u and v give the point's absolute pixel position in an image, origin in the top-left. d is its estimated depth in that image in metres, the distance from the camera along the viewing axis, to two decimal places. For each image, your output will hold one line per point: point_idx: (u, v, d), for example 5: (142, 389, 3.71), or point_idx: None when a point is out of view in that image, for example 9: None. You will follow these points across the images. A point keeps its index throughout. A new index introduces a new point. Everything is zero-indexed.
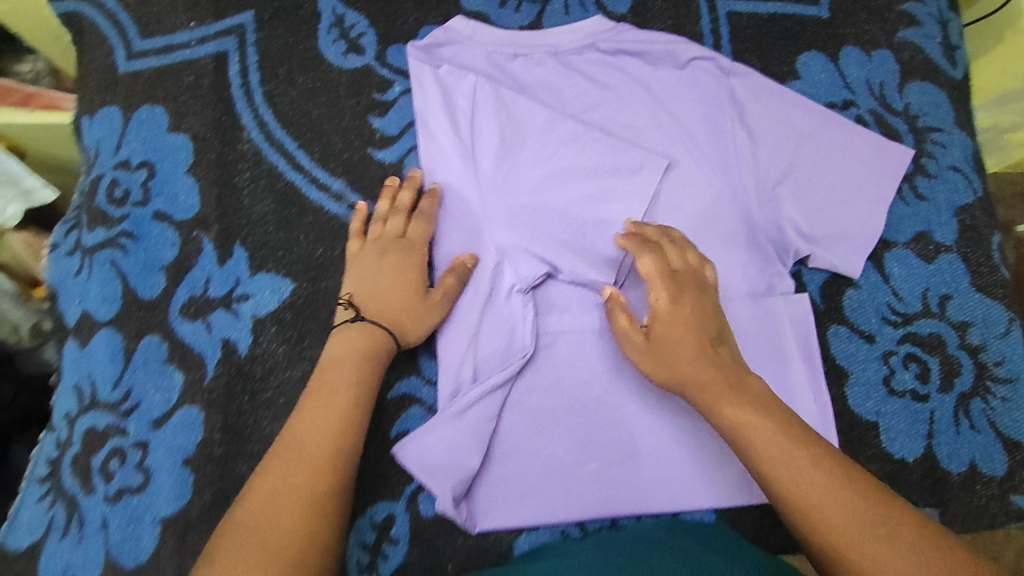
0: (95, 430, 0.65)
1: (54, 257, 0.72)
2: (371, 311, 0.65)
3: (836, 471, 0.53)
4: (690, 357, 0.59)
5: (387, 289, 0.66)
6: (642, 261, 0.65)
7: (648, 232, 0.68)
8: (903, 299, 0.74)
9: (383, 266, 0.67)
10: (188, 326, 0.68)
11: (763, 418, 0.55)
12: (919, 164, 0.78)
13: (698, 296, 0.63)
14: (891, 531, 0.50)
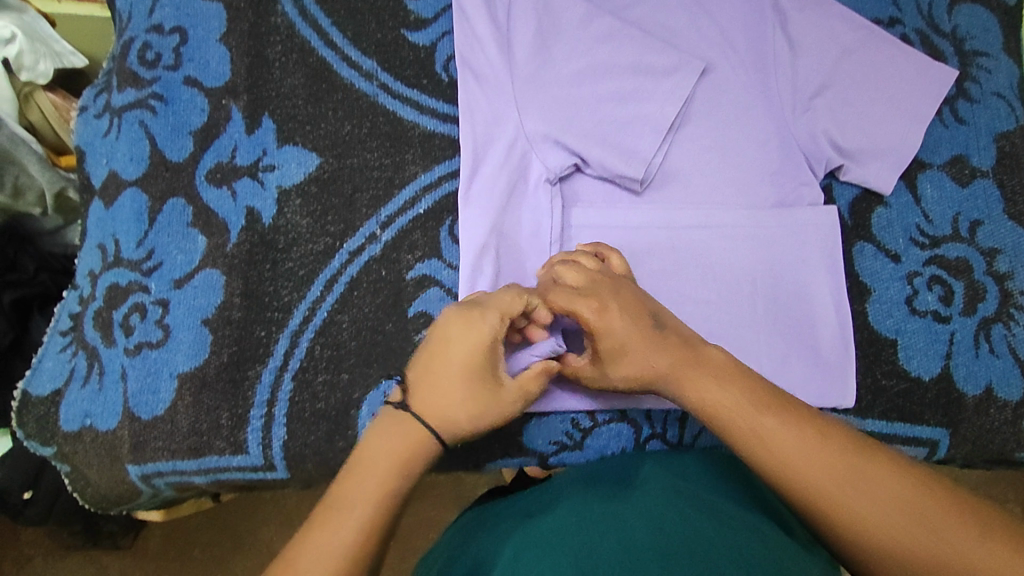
0: (117, 286, 0.65)
1: (83, 119, 0.72)
2: (419, 403, 0.53)
3: (810, 429, 0.50)
4: (643, 362, 0.56)
5: (446, 380, 0.54)
6: (551, 300, 0.58)
7: (556, 258, 0.64)
8: (933, 221, 0.73)
9: (451, 348, 0.55)
10: (213, 192, 0.68)
11: (724, 388, 0.54)
12: (962, 88, 0.76)
13: (621, 300, 0.57)
14: (871, 481, 0.47)
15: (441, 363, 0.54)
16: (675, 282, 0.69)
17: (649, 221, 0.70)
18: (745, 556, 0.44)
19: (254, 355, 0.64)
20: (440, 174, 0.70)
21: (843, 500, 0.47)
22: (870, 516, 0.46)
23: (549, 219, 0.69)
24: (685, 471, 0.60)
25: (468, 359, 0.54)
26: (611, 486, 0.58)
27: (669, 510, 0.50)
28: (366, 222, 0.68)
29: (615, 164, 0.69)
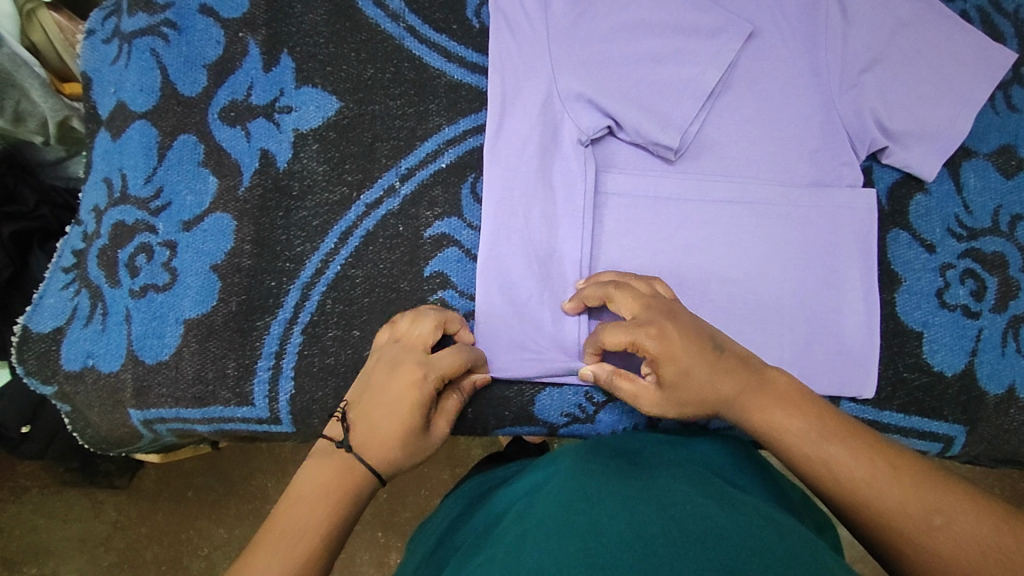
0: (123, 225, 0.63)
1: (89, 43, 0.68)
2: (358, 436, 0.54)
3: (880, 458, 0.50)
4: (705, 387, 0.53)
5: (376, 419, 0.54)
6: (617, 337, 0.55)
7: (602, 277, 0.61)
8: (973, 212, 0.70)
9: (390, 382, 0.55)
10: (227, 131, 0.64)
11: (791, 416, 0.53)
12: (1019, 73, 0.73)
13: (678, 324, 0.54)
14: (950, 514, 0.46)
15: (375, 399, 0.55)
16: (701, 257, 0.67)
17: (679, 193, 0.67)
18: (764, 545, 0.41)
19: (263, 306, 0.62)
20: (465, 128, 0.67)
21: (919, 532, 0.46)
22: (951, 552, 0.45)
23: (583, 182, 0.65)
24: (707, 457, 0.58)
25: (401, 397, 0.54)
26: (635, 457, 0.57)
27: (682, 496, 0.46)
28: (386, 173, 0.65)
29: (650, 129, 0.66)
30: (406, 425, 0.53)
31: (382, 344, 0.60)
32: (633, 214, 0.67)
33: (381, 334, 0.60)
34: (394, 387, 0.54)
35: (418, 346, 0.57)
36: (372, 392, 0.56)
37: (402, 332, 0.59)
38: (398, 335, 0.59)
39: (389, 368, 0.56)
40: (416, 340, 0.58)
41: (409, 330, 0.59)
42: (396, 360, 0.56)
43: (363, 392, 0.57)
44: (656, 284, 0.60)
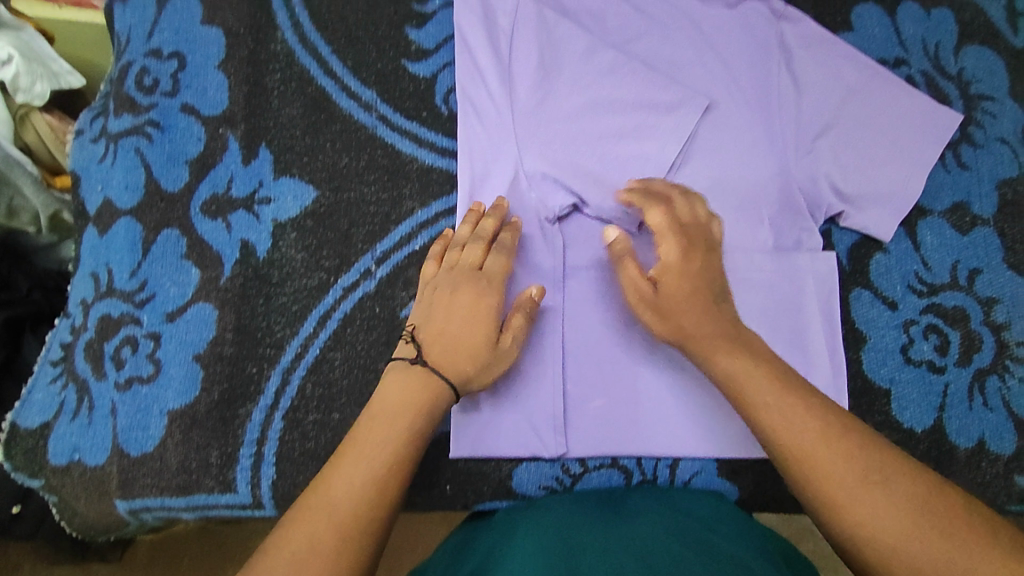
0: (109, 317, 0.65)
1: (79, 142, 0.71)
2: (433, 353, 0.58)
3: (832, 418, 0.52)
4: (703, 313, 0.58)
5: (451, 329, 0.59)
6: (651, 218, 0.63)
7: (658, 182, 0.66)
8: (932, 268, 0.72)
9: (455, 302, 0.60)
10: (208, 224, 0.67)
11: (756, 367, 0.55)
12: (966, 132, 0.75)
13: (705, 255, 0.62)
14: (884, 476, 0.49)
15: (441, 316, 0.60)
16: None
17: (646, 263, 0.70)
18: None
19: (245, 392, 0.64)
20: (436, 210, 0.70)
21: (851, 494, 0.48)
22: (878, 514, 0.47)
23: (551, 259, 0.69)
24: (687, 509, 0.59)
25: (472, 309, 0.60)
26: (617, 507, 0.59)
27: (656, 543, 0.49)
28: (362, 257, 0.68)
29: (613, 206, 0.69)
30: (484, 330, 0.59)
31: (430, 275, 0.64)
32: (604, 286, 0.69)
33: (428, 265, 0.65)
34: (464, 299, 0.60)
35: (471, 266, 0.63)
36: (437, 315, 0.60)
37: (451, 254, 0.64)
38: (446, 263, 0.64)
39: (449, 289, 0.61)
40: (468, 261, 0.63)
41: (455, 255, 0.64)
42: (453, 283, 0.61)
43: (427, 315, 0.61)
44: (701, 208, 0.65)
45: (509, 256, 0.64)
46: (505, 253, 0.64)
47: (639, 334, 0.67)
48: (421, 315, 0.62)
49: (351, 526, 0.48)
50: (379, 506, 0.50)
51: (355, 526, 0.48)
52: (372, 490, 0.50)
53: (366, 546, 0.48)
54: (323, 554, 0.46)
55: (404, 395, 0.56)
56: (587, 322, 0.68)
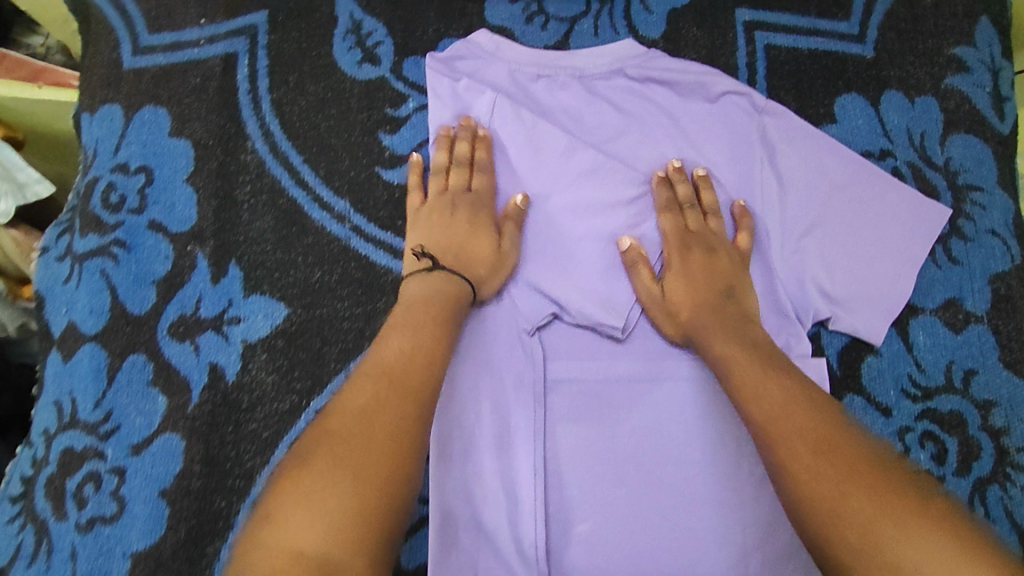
0: (72, 451, 0.63)
1: (43, 261, 0.69)
2: (448, 262, 0.64)
3: (797, 388, 0.54)
4: (699, 301, 0.65)
5: (454, 245, 0.65)
6: (662, 223, 0.69)
7: (682, 185, 0.70)
8: (926, 370, 0.70)
9: (454, 220, 0.66)
10: (176, 347, 0.65)
11: (743, 347, 0.60)
12: (955, 225, 0.73)
13: (707, 257, 0.67)
14: (830, 432, 0.49)
15: (441, 237, 0.65)
16: (658, 440, 0.66)
17: (630, 375, 0.68)
18: None
19: (214, 529, 0.61)
20: None
21: (791, 445, 0.48)
22: (810, 461, 0.46)
23: (531, 371, 0.67)
24: None
25: (471, 225, 0.66)
26: None
27: None
28: (334, 377, 0.65)
29: (594, 314, 0.67)
30: (486, 237, 0.66)
31: (416, 206, 0.67)
32: (588, 402, 0.67)
33: (412, 197, 0.68)
34: (462, 217, 0.66)
35: (459, 187, 0.67)
36: (439, 233, 0.65)
37: (433, 183, 0.68)
38: (432, 192, 0.68)
39: (445, 214, 0.66)
40: (455, 182, 0.68)
41: (440, 184, 0.68)
42: (449, 207, 0.66)
43: (427, 235, 0.65)
44: (735, 204, 0.70)
45: (489, 173, 0.69)
46: (488, 173, 0.68)
47: (623, 451, 0.66)
48: (421, 233, 0.66)
49: (408, 378, 0.52)
50: (431, 368, 0.54)
51: (410, 373, 0.52)
52: (419, 353, 0.54)
53: (426, 387, 0.52)
54: (387, 399, 0.50)
55: (430, 290, 0.61)
56: (571, 441, 0.66)
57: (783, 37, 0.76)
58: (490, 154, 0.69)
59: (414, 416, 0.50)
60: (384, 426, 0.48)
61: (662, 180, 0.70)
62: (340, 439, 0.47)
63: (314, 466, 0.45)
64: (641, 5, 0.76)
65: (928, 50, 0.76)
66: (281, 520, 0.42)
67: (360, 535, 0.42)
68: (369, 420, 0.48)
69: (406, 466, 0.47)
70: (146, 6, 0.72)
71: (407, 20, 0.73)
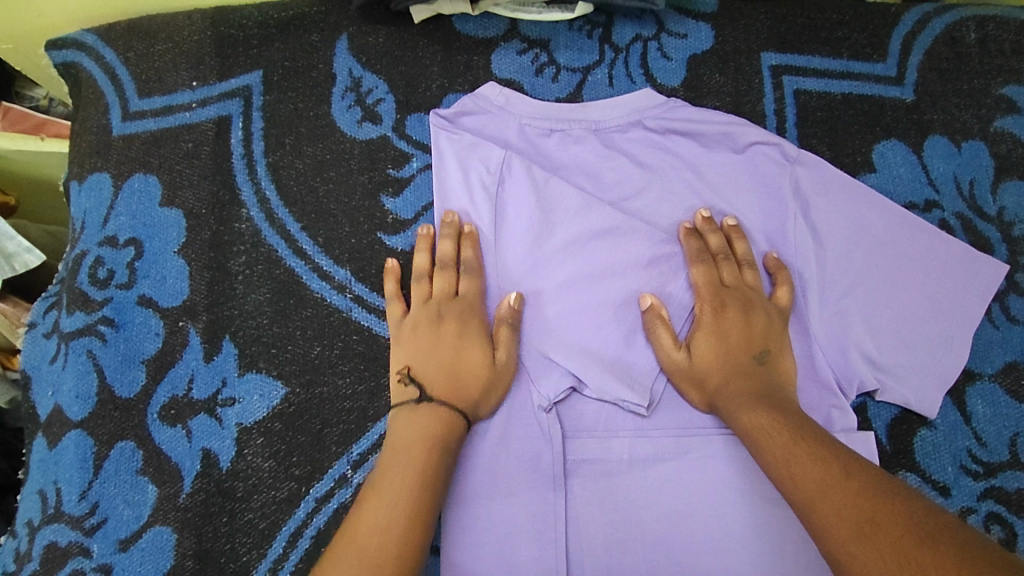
0: (55, 547, 0.58)
1: (30, 338, 0.66)
2: (435, 387, 0.58)
3: (837, 466, 0.49)
4: (725, 362, 0.60)
5: (443, 359, 0.59)
6: (693, 277, 0.64)
7: (709, 238, 0.64)
8: (987, 444, 0.63)
9: (440, 331, 0.60)
10: (167, 432, 0.61)
11: (775, 417, 0.55)
12: (1013, 280, 0.67)
13: (744, 315, 0.61)
14: (895, 521, 0.43)
15: (425, 356, 0.59)
16: (692, 526, 0.60)
17: (658, 453, 0.62)
18: None
19: None
20: None
21: (868, 556, 0.42)
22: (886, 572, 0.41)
23: (550, 451, 0.60)
24: None
25: (456, 334, 0.60)
26: None
27: None
28: (336, 462, 0.61)
29: (616, 387, 0.61)
30: (474, 327, 0.61)
31: (397, 318, 0.62)
32: (614, 485, 0.61)
33: (392, 307, 0.63)
34: (450, 329, 0.61)
35: (446, 260, 0.63)
36: (425, 349, 0.60)
37: (418, 290, 0.63)
38: (414, 300, 0.63)
39: (431, 323, 0.61)
40: (442, 287, 0.62)
41: (425, 290, 0.63)
42: (435, 316, 0.61)
43: (414, 354, 0.60)
44: (767, 256, 0.65)
45: (480, 276, 0.63)
46: (476, 274, 0.63)
47: (653, 541, 0.59)
48: (406, 351, 0.61)
49: (383, 561, 0.48)
50: (405, 549, 0.49)
51: (386, 549, 0.49)
52: (398, 515, 0.50)
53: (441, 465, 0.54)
54: (393, 508, 0.51)
55: (421, 426, 0.56)
56: (594, 529, 0.60)
57: (813, 81, 0.71)
58: (478, 251, 0.64)
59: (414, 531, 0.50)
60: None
61: (692, 230, 0.65)
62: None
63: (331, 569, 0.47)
64: (658, 52, 0.71)
65: (973, 90, 0.71)
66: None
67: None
68: (386, 518, 0.50)
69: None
70: (136, 68, 0.69)
71: (410, 75, 0.70)
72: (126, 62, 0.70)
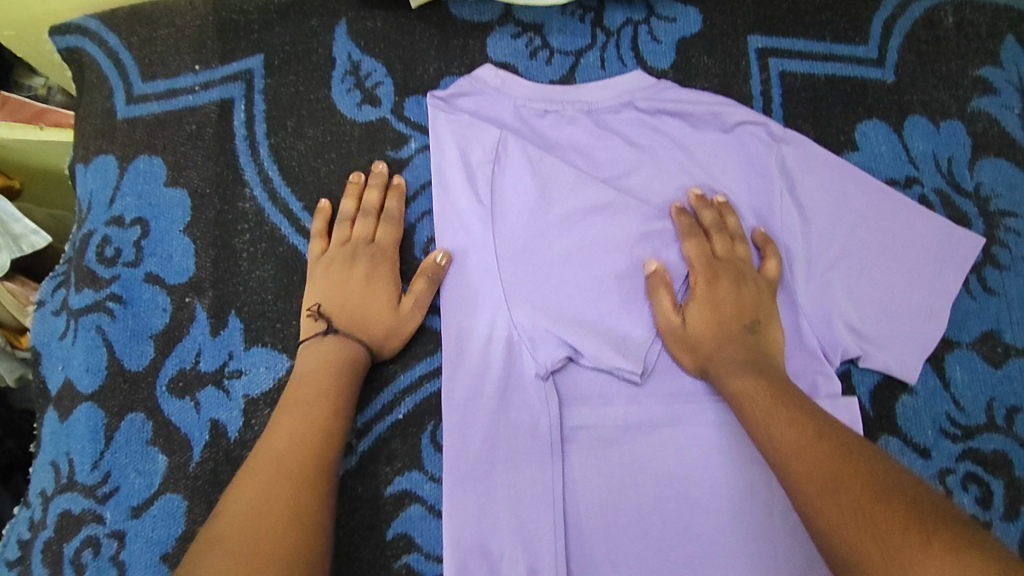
0: (69, 515, 0.60)
1: (38, 315, 0.67)
2: (344, 323, 0.62)
3: (812, 431, 0.52)
4: (715, 333, 0.63)
5: (351, 302, 0.63)
6: (686, 249, 0.66)
7: (705, 214, 0.67)
8: (965, 409, 0.66)
9: (352, 277, 0.63)
10: (175, 404, 0.63)
11: (760, 383, 0.58)
12: (990, 253, 0.70)
13: (735, 287, 0.64)
14: (855, 480, 0.46)
15: (336, 291, 0.63)
16: (683, 487, 0.62)
17: (650, 420, 0.64)
18: None
19: None
20: (420, 372, 0.66)
21: (831, 510, 0.45)
22: (846, 524, 0.44)
23: (547, 417, 0.63)
24: None
25: (369, 289, 0.63)
26: None
27: None
28: None
29: (611, 356, 0.64)
30: (389, 272, 0.65)
31: (317, 256, 0.65)
32: (610, 450, 0.63)
33: (314, 244, 0.66)
34: (361, 276, 0.64)
35: (371, 215, 0.66)
36: (337, 289, 0.63)
37: (338, 230, 0.66)
38: (335, 239, 0.65)
39: (345, 264, 0.64)
40: (361, 236, 0.65)
41: (346, 231, 0.66)
42: (349, 257, 0.64)
43: (325, 292, 0.63)
44: (754, 232, 0.68)
45: (399, 228, 0.67)
46: (396, 225, 0.67)
47: (647, 503, 0.62)
48: (317, 286, 0.64)
49: (267, 564, 0.46)
50: (287, 556, 0.47)
51: (299, 460, 0.53)
52: (309, 437, 0.55)
53: (312, 467, 0.53)
54: (268, 518, 0.49)
55: (320, 363, 0.60)
56: (589, 491, 0.62)
57: (798, 64, 0.74)
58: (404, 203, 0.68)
59: (294, 532, 0.49)
60: (275, 528, 0.48)
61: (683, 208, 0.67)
62: (238, 548, 0.47)
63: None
64: (649, 35, 0.74)
65: (951, 72, 0.74)
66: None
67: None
68: (259, 526, 0.48)
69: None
70: (139, 52, 0.71)
71: (407, 58, 0.72)
72: (129, 47, 0.71)
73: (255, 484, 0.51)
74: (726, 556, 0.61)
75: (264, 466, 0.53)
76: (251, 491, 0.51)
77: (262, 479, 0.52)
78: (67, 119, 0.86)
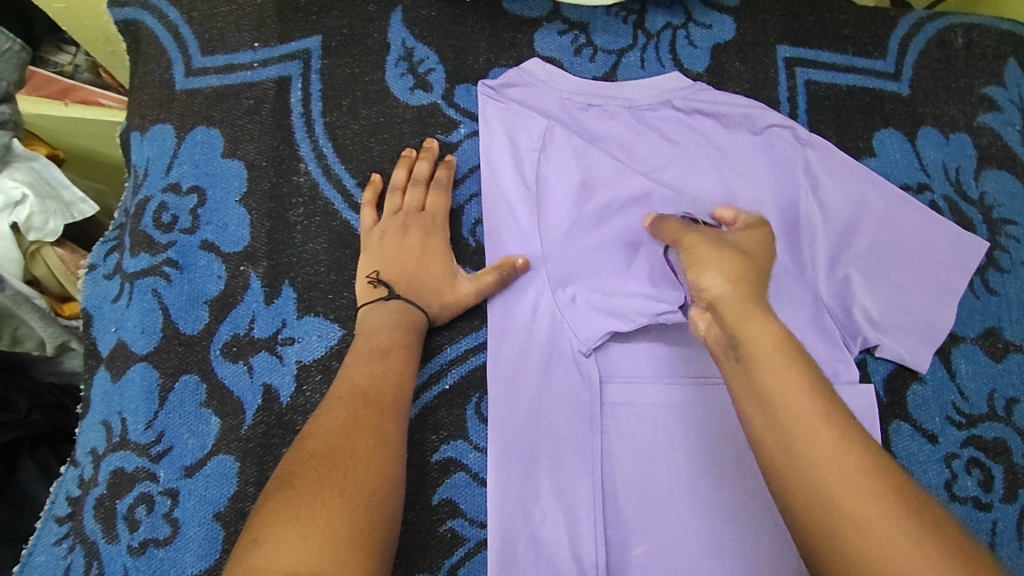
0: (122, 472, 0.61)
1: (91, 279, 0.69)
2: (402, 288, 0.65)
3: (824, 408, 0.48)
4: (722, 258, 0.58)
5: (407, 265, 0.66)
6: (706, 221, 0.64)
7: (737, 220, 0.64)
8: (969, 398, 0.72)
9: (406, 244, 0.66)
10: (229, 367, 0.64)
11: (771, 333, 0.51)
12: (992, 257, 0.75)
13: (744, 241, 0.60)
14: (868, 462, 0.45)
15: (393, 258, 0.66)
16: (716, 462, 0.66)
17: (684, 399, 0.67)
18: None
19: None
20: (466, 346, 0.68)
21: (829, 476, 0.45)
22: (856, 503, 0.43)
23: (588, 393, 0.66)
24: None
25: (424, 255, 0.67)
26: None
27: None
28: None
29: None
30: (441, 242, 0.68)
31: (369, 225, 0.68)
32: (645, 425, 0.67)
33: (365, 213, 0.68)
34: (415, 243, 0.67)
35: (422, 186, 0.69)
36: (393, 254, 0.66)
37: (390, 199, 0.69)
38: (386, 210, 0.68)
39: (398, 232, 0.67)
40: (412, 205, 0.68)
41: (396, 201, 0.69)
42: (402, 226, 0.67)
43: (382, 258, 0.66)
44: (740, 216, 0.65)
45: (447, 195, 0.70)
46: (443, 191, 0.70)
47: (681, 475, 0.65)
48: (372, 253, 0.66)
49: (356, 489, 0.49)
50: (376, 480, 0.50)
51: (382, 394, 0.57)
52: (390, 375, 0.58)
53: (395, 403, 0.57)
54: (354, 443, 0.52)
55: (389, 318, 0.63)
56: (627, 464, 0.65)
57: (822, 73, 0.79)
58: (451, 173, 0.71)
59: (382, 458, 0.52)
60: (363, 457, 0.51)
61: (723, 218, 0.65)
62: (322, 462, 0.50)
63: (300, 487, 0.48)
64: (686, 40, 0.78)
65: (960, 89, 0.80)
66: (267, 546, 0.44)
67: (359, 561, 0.45)
68: (349, 447, 0.51)
69: (384, 512, 0.49)
70: (199, 28, 0.73)
71: (459, 48, 0.75)
72: (189, 21, 0.74)
73: (341, 409, 0.55)
74: (757, 528, 0.63)
75: (350, 394, 0.56)
76: (336, 416, 0.54)
77: (348, 405, 0.55)
78: (94, 97, 0.87)
